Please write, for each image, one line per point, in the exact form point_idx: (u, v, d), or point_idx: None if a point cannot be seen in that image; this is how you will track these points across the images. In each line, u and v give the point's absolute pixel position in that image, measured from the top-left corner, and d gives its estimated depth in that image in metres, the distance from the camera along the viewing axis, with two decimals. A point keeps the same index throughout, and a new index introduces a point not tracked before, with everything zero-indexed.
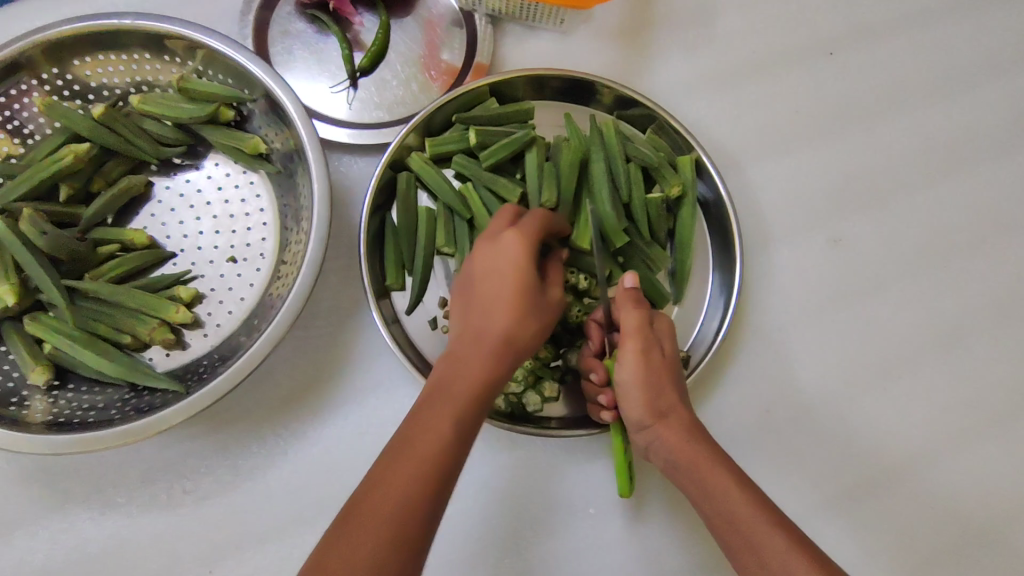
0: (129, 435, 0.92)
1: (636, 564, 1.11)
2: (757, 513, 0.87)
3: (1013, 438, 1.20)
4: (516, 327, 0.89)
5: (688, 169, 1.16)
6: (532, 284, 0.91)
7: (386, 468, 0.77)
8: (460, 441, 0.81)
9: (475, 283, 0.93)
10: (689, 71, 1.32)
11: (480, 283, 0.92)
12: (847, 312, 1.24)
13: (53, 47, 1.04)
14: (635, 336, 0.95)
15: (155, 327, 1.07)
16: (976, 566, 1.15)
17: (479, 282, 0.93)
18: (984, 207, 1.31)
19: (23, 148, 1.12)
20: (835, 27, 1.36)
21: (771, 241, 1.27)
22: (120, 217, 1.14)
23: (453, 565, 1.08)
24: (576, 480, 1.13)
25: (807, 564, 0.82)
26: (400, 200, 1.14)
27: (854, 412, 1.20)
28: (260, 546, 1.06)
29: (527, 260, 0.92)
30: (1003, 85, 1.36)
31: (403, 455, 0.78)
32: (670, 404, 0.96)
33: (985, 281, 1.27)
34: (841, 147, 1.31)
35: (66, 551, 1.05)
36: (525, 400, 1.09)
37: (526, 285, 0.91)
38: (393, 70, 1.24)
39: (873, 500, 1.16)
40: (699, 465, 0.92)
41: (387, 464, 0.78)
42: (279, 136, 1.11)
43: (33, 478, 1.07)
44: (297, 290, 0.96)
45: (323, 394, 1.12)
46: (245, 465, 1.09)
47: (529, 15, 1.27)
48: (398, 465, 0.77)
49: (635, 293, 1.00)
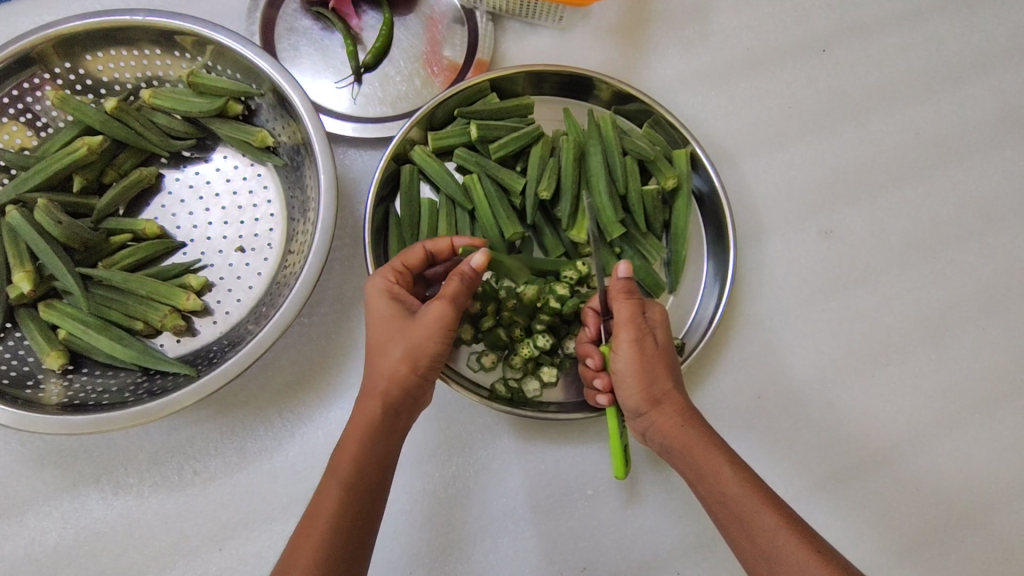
0: (142, 417, 0.96)
1: (631, 543, 1.15)
2: (750, 492, 0.91)
3: (996, 423, 1.24)
4: (387, 365, 0.91)
5: (683, 162, 1.20)
6: (397, 322, 0.93)
7: (311, 510, 0.85)
8: (360, 492, 0.85)
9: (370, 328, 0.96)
10: (683, 67, 1.35)
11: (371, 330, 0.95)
12: (837, 302, 1.28)
13: (66, 43, 1.07)
14: (627, 326, 0.97)
15: (167, 314, 1.11)
16: (960, 546, 1.19)
17: (371, 329, 0.95)
18: (971, 200, 1.34)
19: (36, 140, 1.15)
20: (826, 24, 1.39)
21: (763, 233, 1.30)
22: (132, 208, 1.17)
23: (455, 544, 1.12)
24: (574, 462, 1.17)
25: (795, 539, 0.86)
26: (403, 192, 1.17)
27: (842, 398, 1.24)
28: (266, 525, 1.10)
29: (394, 297, 0.95)
30: (991, 81, 1.39)
31: (319, 497, 0.85)
32: (665, 391, 0.98)
33: (973, 272, 1.31)
34: (832, 141, 1.35)
35: (78, 529, 1.08)
36: (525, 386, 1.14)
37: (392, 321, 0.93)
38: (396, 66, 1.27)
39: (862, 483, 1.20)
40: (693, 449, 0.96)
41: (312, 508, 0.85)
42: (286, 130, 1.14)
43: (46, 461, 1.10)
44: (305, 277, 1.00)
45: (328, 379, 1.16)
46: (252, 447, 1.12)
47: (529, 12, 1.30)
48: (313, 508, 0.84)
49: (628, 283, 1.02)
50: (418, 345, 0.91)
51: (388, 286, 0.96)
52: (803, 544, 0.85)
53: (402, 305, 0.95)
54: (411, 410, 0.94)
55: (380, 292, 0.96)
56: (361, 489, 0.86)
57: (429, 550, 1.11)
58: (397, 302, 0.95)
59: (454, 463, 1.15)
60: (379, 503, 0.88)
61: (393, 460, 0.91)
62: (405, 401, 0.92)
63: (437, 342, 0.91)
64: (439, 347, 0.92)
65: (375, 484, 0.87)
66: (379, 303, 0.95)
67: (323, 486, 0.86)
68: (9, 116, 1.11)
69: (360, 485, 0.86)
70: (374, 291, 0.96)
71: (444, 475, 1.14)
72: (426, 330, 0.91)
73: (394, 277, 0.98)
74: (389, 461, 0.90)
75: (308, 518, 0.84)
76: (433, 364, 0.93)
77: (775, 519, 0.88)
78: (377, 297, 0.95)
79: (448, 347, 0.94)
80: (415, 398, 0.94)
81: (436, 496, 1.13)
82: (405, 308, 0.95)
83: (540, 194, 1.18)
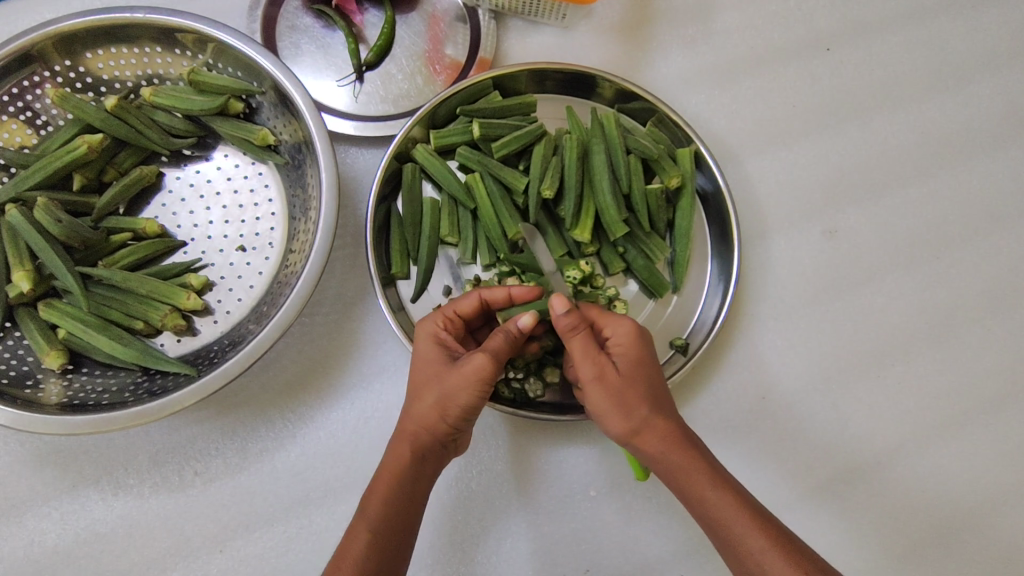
0: (143, 417, 0.95)
1: (634, 543, 1.14)
2: (738, 514, 0.89)
3: (1002, 423, 1.24)
4: (417, 410, 0.91)
5: (687, 161, 1.18)
6: (435, 369, 0.92)
7: (338, 553, 0.86)
8: (388, 535, 0.86)
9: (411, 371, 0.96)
10: (686, 66, 1.34)
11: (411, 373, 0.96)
12: (841, 303, 1.27)
13: (67, 40, 1.07)
14: (584, 364, 0.92)
15: (167, 313, 1.10)
16: (964, 548, 1.18)
17: (412, 372, 0.96)
18: (976, 199, 1.34)
19: (37, 138, 1.14)
20: (831, 23, 1.38)
21: (769, 232, 1.29)
22: (132, 207, 1.17)
23: (458, 545, 1.11)
24: (577, 462, 1.16)
25: (782, 559, 0.85)
26: (404, 191, 1.17)
27: (847, 399, 1.23)
28: (268, 526, 1.09)
29: (439, 344, 0.95)
30: (996, 80, 1.38)
31: (347, 541, 0.87)
32: (643, 419, 0.92)
33: (979, 271, 1.30)
34: (837, 141, 1.34)
35: (77, 530, 1.08)
36: (526, 387, 1.10)
37: (433, 368, 0.93)
38: (398, 64, 1.27)
39: (866, 483, 1.19)
40: (679, 474, 0.92)
41: (341, 551, 0.86)
42: (288, 128, 1.13)
43: (45, 461, 1.10)
44: (307, 277, 0.99)
45: (330, 378, 1.15)
46: (254, 447, 1.12)
47: (533, 10, 1.30)
48: (341, 550, 0.86)
49: (569, 321, 0.92)
50: (452, 395, 0.89)
51: (435, 331, 0.97)
52: (792, 565, 0.85)
53: (447, 351, 0.95)
54: (439, 457, 0.94)
55: (428, 336, 0.96)
56: (388, 533, 0.86)
57: (431, 552, 1.11)
58: (444, 350, 0.95)
59: (456, 463, 1.14)
60: (407, 546, 0.89)
61: (419, 505, 0.91)
62: (431, 446, 0.92)
63: (471, 397, 0.89)
64: (473, 402, 0.90)
65: (403, 528, 0.88)
66: (424, 345, 0.95)
67: (352, 528, 0.88)
68: (9, 114, 1.10)
69: (390, 528, 0.87)
70: (421, 337, 0.96)
71: (447, 476, 1.13)
72: (462, 383, 0.89)
73: (446, 323, 0.98)
74: (416, 505, 0.90)
75: (337, 559, 0.85)
76: (464, 417, 0.91)
77: (761, 541, 0.87)
78: (423, 341, 0.96)
79: (483, 400, 0.91)
80: (443, 445, 0.93)
81: (439, 497, 1.13)
82: (453, 357, 0.94)
83: (544, 192, 1.15)
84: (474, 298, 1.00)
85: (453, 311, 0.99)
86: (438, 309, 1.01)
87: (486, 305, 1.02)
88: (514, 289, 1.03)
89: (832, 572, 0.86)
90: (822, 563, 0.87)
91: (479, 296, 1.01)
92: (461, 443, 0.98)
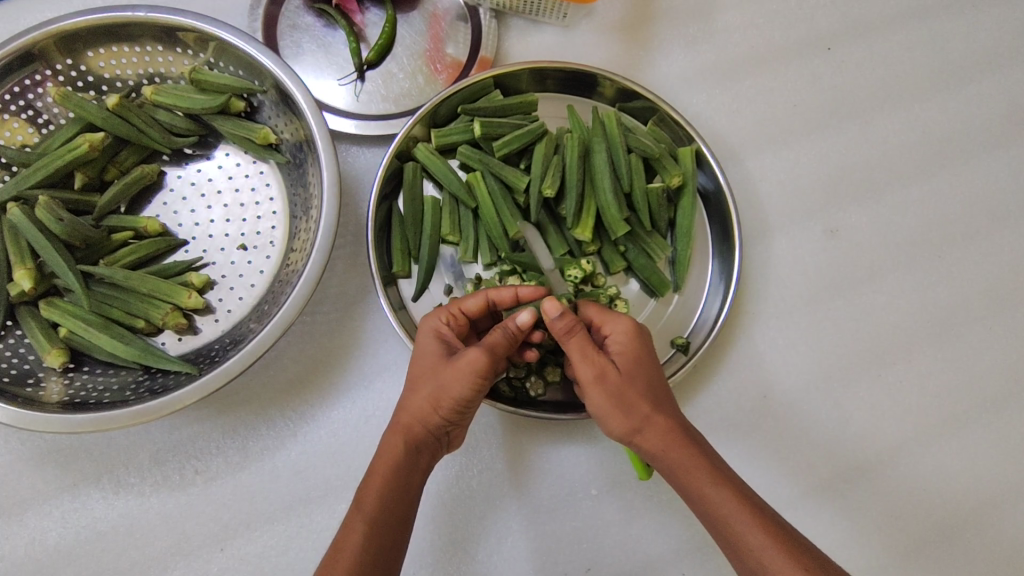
0: (144, 415, 0.95)
1: (636, 542, 1.14)
2: (738, 511, 0.89)
3: (1003, 423, 1.23)
4: (412, 403, 0.92)
5: (688, 160, 1.18)
6: (433, 363, 0.92)
7: (335, 545, 0.86)
8: (384, 527, 0.86)
9: (410, 364, 0.97)
10: (687, 66, 1.34)
11: (410, 367, 0.96)
12: (842, 302, 1.27)
13: (67, 39, 1.06)
14: (583, 364, 0.92)
15: (168, 312, 1.10)
16: (965, 547, 1.18)
17: (411, 366, 0.96)
18: (978, 198, 1.34)
19: (37, 137, 1.14)
20: (832, 23, 1.38)
21: (769, 231, 1.29)
22: (133, 206, 1.17)
23: (459, 544, 1.11)
24: (578, 462, 1.16)
25: (783, 556, 0.85)
26: (406, 190, 1.17)
27: (849, 399, 1.23)
28: (269, 525, 1.09)
29: (439, 340, 0.95)
30: (997, 79, 1.38)
31: (344, 533, 0.86)
32: (643, 417, 0.92)
33: (980, 270, 1.30)
34: (838, 139, 1.34)
35: (78, 529, 1.08)
36: (527, 385, 1.11)
37: (431, 362, 0.92)
38: (399, 63, 1.27)
39: (867, 483, 1.19)
40: (680, 472, 0.92)
41: (337, 543, 0.86)
42: (290, 127, 1.13)
43: (45, 460, 1.10)
44: (308, 276, 0.99)
45: (331, 377, 1.15)
46: (255, 446, 1.12)
47: (533, 9, 1.30)
48: (337, 542, 0.86)
49: (563, 322, 0.92)
50: (447, 389, 0.89)
51: (438, 327, 0.97)
52: (792, 562, 0.84)
53: (447, 346, 0.95)
54: (433, 450, 0.95)
55: (430, 331, 0.96)
56: (383, 525, 0.86)
57: (432, 550, 1.11)
58: (444, 345, 0.95)
59: (457, 462, 1.14)
60: (402, 539, 0.88)
61: (414, 497, 0.91)
62: (426, 439, 0.92)
63: (465, 391, 0.89)
64: (467, 397, 0.90)
65: (398, 520, 0.88)
66: (425, 340, 0.95)
67: (348, 521, 0.87)
68: (10, 113, 1.10)
69: (385, 520, 0.87)
70: (423, 332, 0.97)
71: (448, 474, 1.13)
72: (457, 377, 0.89)
73: (450, 320, 0.98)
74: (411, 498, 0.90)
75: (332, 552, 0.85)
76: (459, 411, 0.91)
77: (762, 538, 0.86)
78: (425, 336, 0.96)
79: (477, 397, 0.91)
80: (437, 438, 0.94)
81: (440, 496, 1.12)
82: (451, 351, 0.94)
83: (545, 191, 1.16)
84: (478, 295, 1.00)
85: (457, 308, 0.99)
86: (441, 306, 1.01)
87: (490, 303, 1.01)
88: (520, 288, 1.03)
89: (833, 570, 0.85)
90: (823, 560, 0.86)
91: (482, 293, 1.01)
92: (456, 438, 0.98)
